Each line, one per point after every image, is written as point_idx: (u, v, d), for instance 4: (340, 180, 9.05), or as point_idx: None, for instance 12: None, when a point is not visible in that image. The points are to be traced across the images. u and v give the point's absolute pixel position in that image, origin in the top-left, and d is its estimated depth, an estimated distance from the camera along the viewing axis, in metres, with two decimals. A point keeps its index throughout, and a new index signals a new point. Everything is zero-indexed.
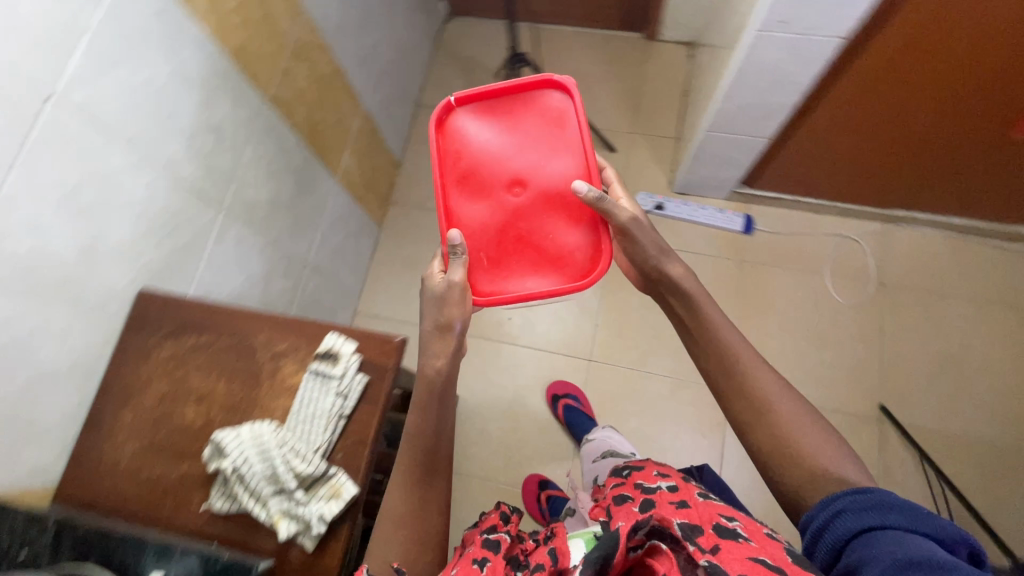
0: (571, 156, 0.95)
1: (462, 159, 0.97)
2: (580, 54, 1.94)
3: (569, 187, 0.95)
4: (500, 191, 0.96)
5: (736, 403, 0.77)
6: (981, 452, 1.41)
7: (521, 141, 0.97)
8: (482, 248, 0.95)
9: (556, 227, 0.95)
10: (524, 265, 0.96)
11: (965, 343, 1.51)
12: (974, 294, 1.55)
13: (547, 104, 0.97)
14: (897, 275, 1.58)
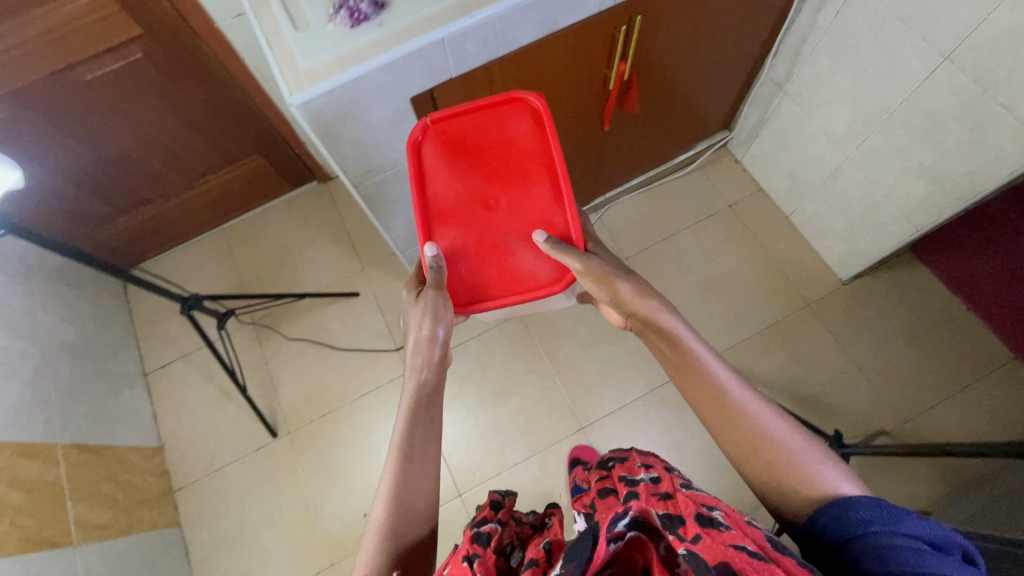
0: (541, 181, 0.98)
1: (434, 178, 0.96)
2: (274, 226, 1.91)
3: (539, 212, 0.99)
4: (475, 210, 0.98)
5: (722, 430, 0.77)
6: (773, 334, 1.63)
7: (499, 158, 0.97)
8: (463, 259, 0.99)
9: (524, 244, 1.00)
10: (499, 279, 1.01)
11: (707, 262, 1.74)
12: (688, 222, 1.79)
13: (527, 126, 0.95)
14: (630, 239, 1.78)
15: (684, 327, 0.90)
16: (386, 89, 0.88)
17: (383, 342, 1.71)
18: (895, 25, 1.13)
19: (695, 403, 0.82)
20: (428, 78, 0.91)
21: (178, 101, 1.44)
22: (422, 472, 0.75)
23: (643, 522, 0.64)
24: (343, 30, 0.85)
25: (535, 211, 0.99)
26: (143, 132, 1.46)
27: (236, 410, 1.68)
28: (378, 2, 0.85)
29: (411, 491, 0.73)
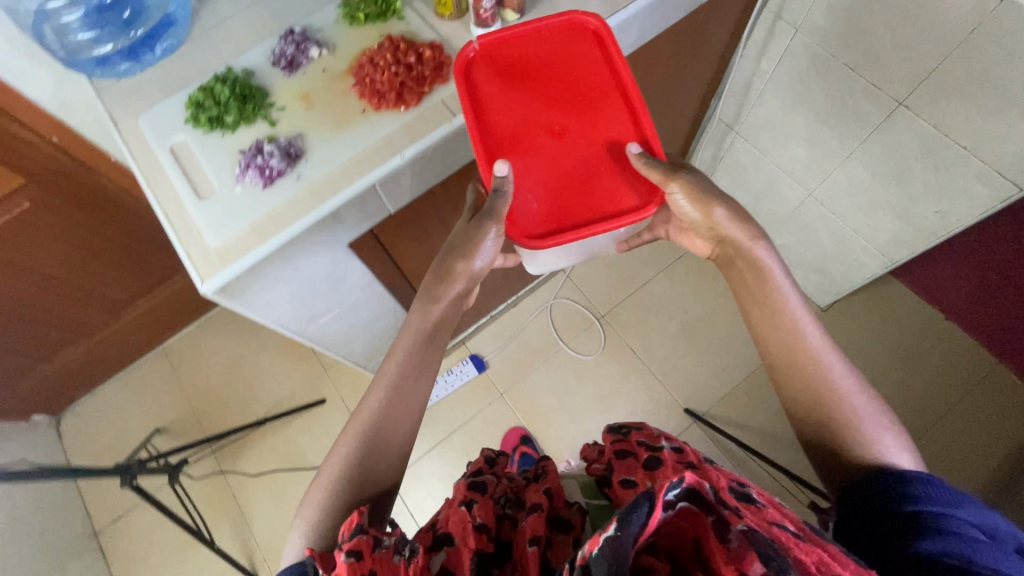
0: (614, 98, 0.79)
1: (488, 100, 0.77)
2: (218, 338, 1.74)
3: (614, 133, 0.78)
4: (540, 132, 0.78)
5: (808, 369, 0.67)
6: (761, 373, 1.59)
7: (562, 78, 0.79)
8: (531, 190, 0.77)
9: (600, 169, 0.78)
10: (577, 210, 0.78)
11: (684, 306, 1.68)
12: (659, 267, 1.72)
13: (590, 47, 0.79)
14: (600, 294, 1.71)
15: (782, 268, 0.74)
16: (318, 245, 0.77)
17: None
18: (841, 70, 1.09)
19: (769, 349, 0.71)
20: (363, 222, 0.79)
21: (81, 239, 1.27)
22: (406, 404, 0.67)
23: (696, 496, 0.48)
24: (255, 190, 0.73)
25: (608, 132, 0.79)
26: (49, 277, 1.29)
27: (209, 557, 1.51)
28: (291, 153, 0.74)
29: (389, 425, 0.65)
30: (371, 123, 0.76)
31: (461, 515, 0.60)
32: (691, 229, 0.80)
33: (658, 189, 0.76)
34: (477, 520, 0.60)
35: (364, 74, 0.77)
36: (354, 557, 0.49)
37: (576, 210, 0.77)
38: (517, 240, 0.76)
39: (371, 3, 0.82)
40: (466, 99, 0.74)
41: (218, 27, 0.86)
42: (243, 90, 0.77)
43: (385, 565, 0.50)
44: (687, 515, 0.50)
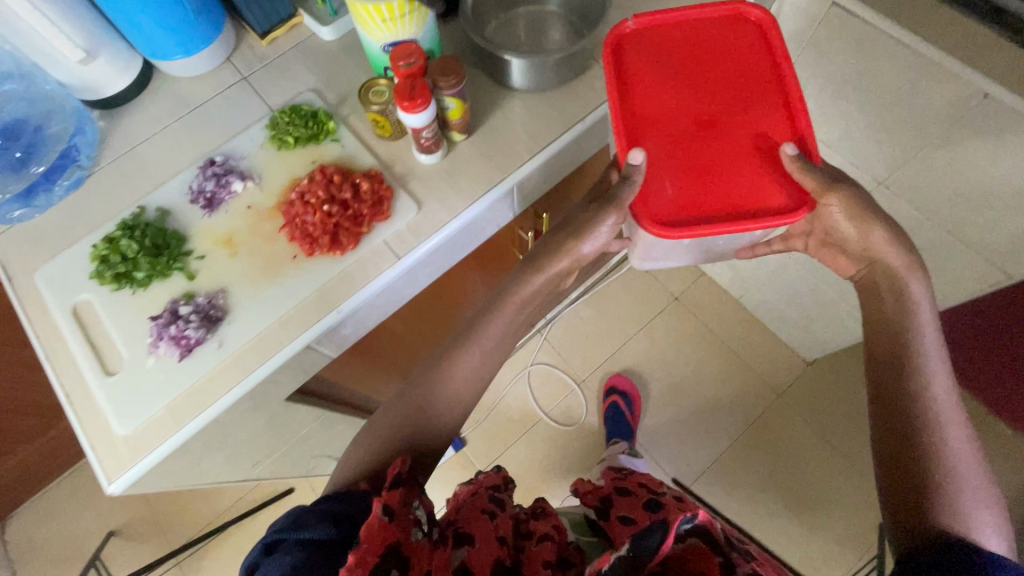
0: (769, 96, 0.70)
1: (632, 83, 0.72)
2: None
3: (763, 129, 0.69)
4: (684, 120, 0.70)
5: (917, 408, 0.59)
6: (750, 433, 1.54)
7: (714, 70, 0.72)
8: (666, 175, 0.68)
9: (744, 165, 0.68)
10: (714, 203, 0.67)
11: (668, 365, 1.62)
12: (640, 324, 1.65)
13: (745, 43, 0.72)
14: (580, 356, 1.64)
15: (929, 305, 0.63)
16: (249, 412, 0.68)
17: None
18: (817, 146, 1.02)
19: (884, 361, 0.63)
20: (303, 375, 0.71)
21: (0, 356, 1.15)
22: (473, 378, 0.66)
23: (705, 535, 0.62)
24: (171, 363, 0.63)
25: (757, 127, 0.69)
26: None
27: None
28: (211, 315, 0.65)
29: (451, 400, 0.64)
30: (304, 272, 0.67)
31: (486, 523, 0.62)
32: (843, 242, 0.69)
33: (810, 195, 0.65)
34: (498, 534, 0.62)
35: (294, 215, 0.68)
36: (386, 515, 0.51)
37: (714, 201, 0.67)
38: (643, 224, 0.66)
39: (301, 126, 0.73)
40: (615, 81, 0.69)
41: (131, 154, 0.76)
42: (154, 239, 0.68)
43: (408, 536, 0.51)
44: (692, 551, 0.62)
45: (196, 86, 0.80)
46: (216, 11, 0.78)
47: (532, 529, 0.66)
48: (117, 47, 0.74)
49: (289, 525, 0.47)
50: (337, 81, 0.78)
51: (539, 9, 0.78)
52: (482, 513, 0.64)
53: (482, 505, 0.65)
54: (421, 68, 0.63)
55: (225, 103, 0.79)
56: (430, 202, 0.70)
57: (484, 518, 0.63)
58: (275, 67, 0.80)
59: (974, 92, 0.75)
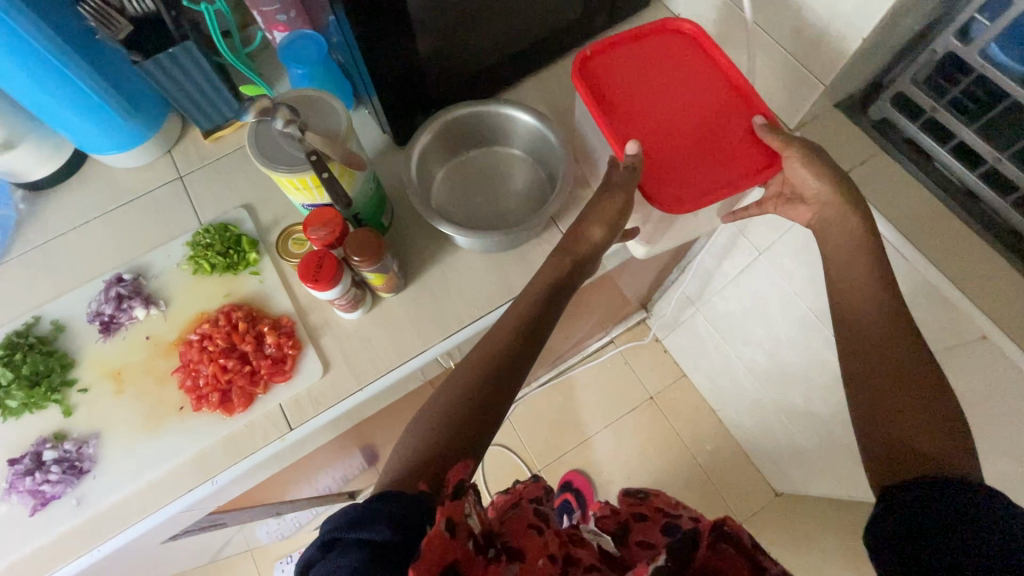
0: (729, 93, 0.65)
1: (601, 91, 0.65)
2: None
3: (726, 110, 0.64)
4: (656, 120, 0.64)
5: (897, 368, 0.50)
6: None
7: (668, 76, 0.66)
8: (655, 162, 0.62)
9: (719, 141, 0.63)
10: (707, 173, 0.61)
11: (630, 467, 1.50)
12: (608, 418, 1.55)
13: (689, 52, 0.67)
14: (541, 440, 1.54)
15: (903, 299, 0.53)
16: (107, 566, 0.62)
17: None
18: (808, 311, 0.93)
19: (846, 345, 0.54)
20: (175, 528, 0.65)
21: None
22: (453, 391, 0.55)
23: (730, 538, 0.54)
24: (22, 516, 0.58)
25: (721, 110, 0.64)
26: None
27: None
28: (76, 465, 0.59)
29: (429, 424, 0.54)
30: (186, 429, 0.61)
31: (535, 540, 0.50)
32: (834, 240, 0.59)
33: (780, 155, 0.60)
34: (549, 552, 0.49)
35: (189, 361, 0.62)
36: (447, 529, 0.40)
37: (705, 176, 0.61)
38: (655, 203, 0.60)
39: (220, 252, 0.67)
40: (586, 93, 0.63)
41: (44, 248, 0.71)
42: (35, 365, 0.62)
43: (463, 552, 0.41)
44: (721, 557, 0.52)
45: (128, 179, 0.75)
46: (155, 106, 0.72)
47: (577, 555, 0.52)
48: (42, 135, 0.69)
49: (349, 522, 0.37)
50: (274, 200, 0.72)
51: (501, 156, 0.71)
52: (528, 528, 0.51)
53: (527, 521, 0.52)
54: (335, 239, 0.56)
55: (153, 205, 0.73)
56: (340, 365, 0.64)
57: (533, 534, 0.51)
58: (214, 170, 0.75)
59: (973, 329, 0.65)
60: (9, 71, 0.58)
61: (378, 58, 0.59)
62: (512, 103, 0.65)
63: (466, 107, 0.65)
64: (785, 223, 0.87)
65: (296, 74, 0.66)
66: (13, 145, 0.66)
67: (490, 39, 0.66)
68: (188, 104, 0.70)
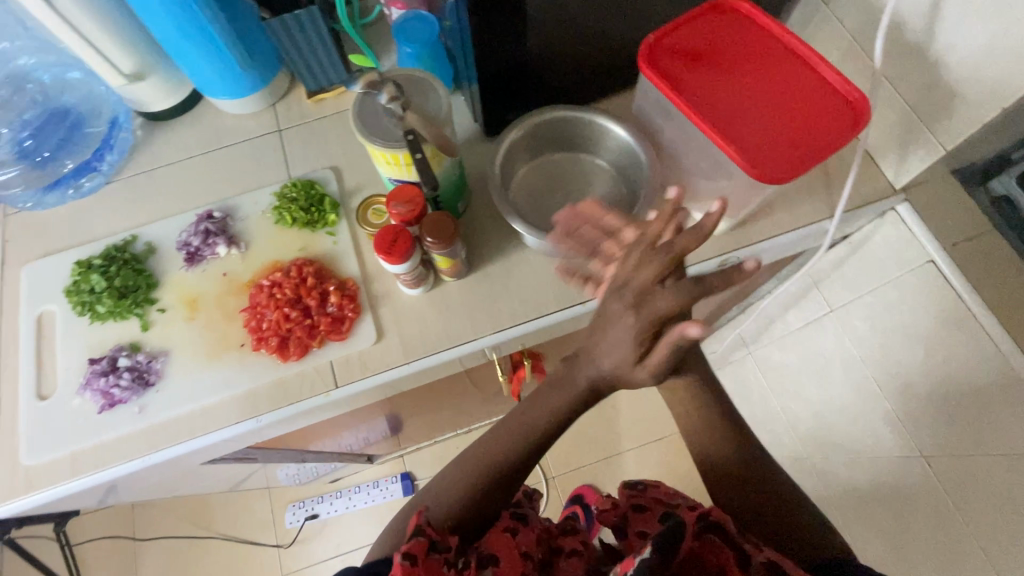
0: (799, 66, 0.57)
1: (671, 73, 0.58)
2: None
3: (798, 86, 0.57)
4: (730, 99, 0.57)
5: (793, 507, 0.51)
6: None
7: (732, 56, 0.59)
8: (739, 137, 0.55)
9: (800, 113, 0.55)
10: (796, 145, 0.54)
11: None
12: (633, 442, 1.52)
13: (745, 32, 0.59)
14: (561, 449, 1.53)
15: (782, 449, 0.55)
16: (151, 474, 0.67)
17: (262, 535, 1.42)
18: (869, 382, 0.87)
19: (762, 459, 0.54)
20: (215, 454, 0.69)
21: None
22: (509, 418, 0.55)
23: (716, 528, 0.52)
24: (91, 412, 0.64)
25: (794, 87, 0.57)
26: None
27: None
28: (144, 378, 0.64)
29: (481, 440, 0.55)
30: (243, 365, 0.65)
31: (506, 540, 0.53)
32: None
33: (869, 112, 0.53)
34: (522, 551, 0.53)
35: (256, 303, 0.66)
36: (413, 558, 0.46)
37: (795, 146, 0.54)
38: (756, 177, 0.52)
39: (303, 208, 0.71)
40: (648, 68, 0.57)
41: (150, 174, 0.77)
42: (125, 280, 0.68)
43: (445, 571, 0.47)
44: (704, 548, 0.51)
45: (234, 124, 0.80)
46: (270, 62, 0.76)
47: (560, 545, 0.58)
48: (168, 73, 0.75)
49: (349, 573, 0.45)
50: (361, 168, 0.75)
51: (584, 165, 0.70)
52: (502, 530, 0.54)
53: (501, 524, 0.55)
54: (413, 217, 0.58)
55: (251, 152, 0.78)
56: (391, 337, 0.66)
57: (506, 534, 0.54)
58: (311, 130, 0.78)
59: None
60: (153, 6, 0.63)
61: (486, 48, 0.60)
62: (607, 115, 0.65)
63: (558, 111, 0.65)
64: (866, 284, 0.82)
65: (403, 52, 0.68)
66: (141, 78, 0.72)
67: (598, 46, 0.66)
68: (302, 66, 0.74)
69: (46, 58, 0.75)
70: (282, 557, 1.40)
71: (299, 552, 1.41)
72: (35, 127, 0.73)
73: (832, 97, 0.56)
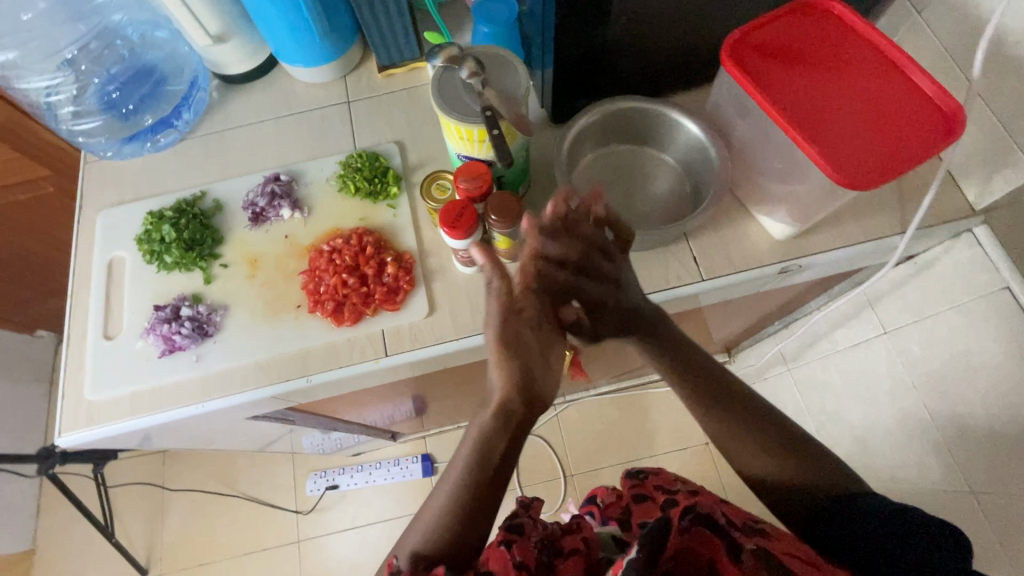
0: (888, 70, 0.56)
1: (755, 72, 0.57)
2: None
3: (887, 90, 0.55)
4: (815, 101, 0.55)
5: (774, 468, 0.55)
6: None
7: (819, 57, 0.57)
8: (824, 139, 0.53)
9: (889, 117, 0.54)
10: (884, 149, 0.52)
11: None
12: (655, 449, 1.50)
13: (834, 32, 0.58)
14: (582, 448, 1.52)
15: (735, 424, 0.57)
16: (200, 423, 0.70)
17: (282, 499, 1.45)
18: (920, 409, 0.84)
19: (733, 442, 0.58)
20: (261, 410, 0.71)
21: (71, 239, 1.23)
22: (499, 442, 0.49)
23: (705, 517, 0.48)
24: (153, 356, 0.66)
25: (883, 91, 0.55)
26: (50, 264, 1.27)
27: (91, 539, 1.40)
28: (203, 328, 0.67)
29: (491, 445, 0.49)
30: (299, 325, 0.67)
31: (499, 552, 0.45)
32: None
33: (965, 120, 0.51)
34: (520, 563, 0.44)
35: (316, 267, 0.68)
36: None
37: (882, 150, 0.52)
38: (839, 180, 0.51)
39: (367, 178, 0.72)
40: (733, 67, 0.56)
41: (222, 134, 0.79)
42: (194, 232, 0.70)
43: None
44: (696, 539, 0.47)
45: (305, 93, 0.82)
46: (346, 34, 0.78)
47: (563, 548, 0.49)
48: (250, 37, 0.77)
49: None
50: (426, 146, 0.76)
51: (648, 160, 0.69)
52: (496, 543, 0.46)
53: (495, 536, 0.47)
54: (479, 195, 0.59)
55: (320, 121, 0.79)
56: (442, 312, 0.67)
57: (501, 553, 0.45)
58: (379, 103, 0.80)
59: None
60: None
61: (569, 33, 0.60)
62: (680, 110, 0.64)
63: (630, 103, 0.64)
64: (928, 307, 0.79)
65: (480, 31, 0.69)
66: (224, 40, 0.74)
67: (678, 39, 0.65)
68: (378, 40, 0.75)
69: (132, 14, 0.74)
70: (299, 523, 1.43)
71: (316, 519, 1.44)
72: (119, 82, 0.74)
73: (923, 103, 0.54)
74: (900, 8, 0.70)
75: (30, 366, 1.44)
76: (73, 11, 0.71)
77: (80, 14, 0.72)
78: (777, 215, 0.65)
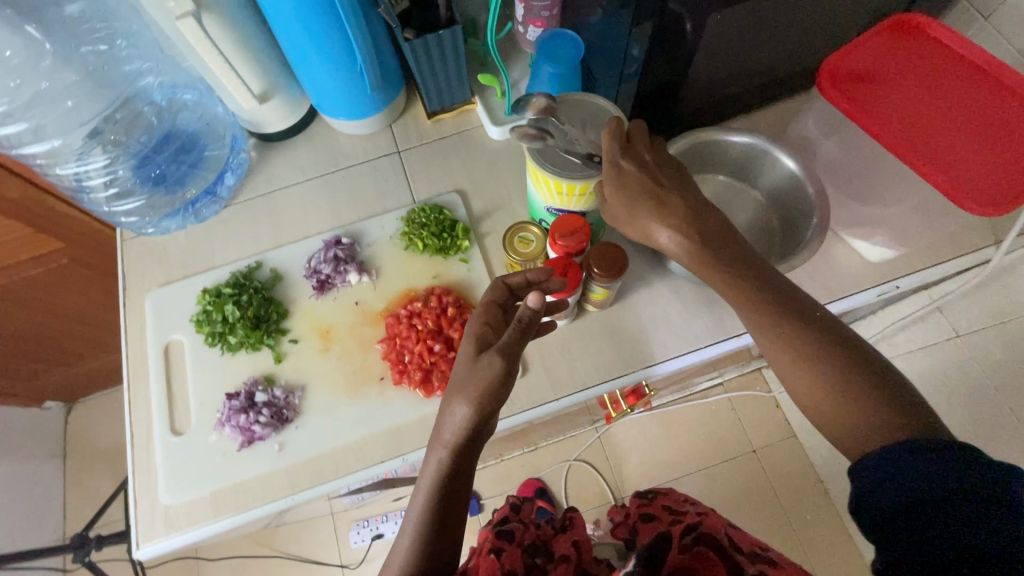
0: (991, 86, 0.54)
1: (857, 100, 0.55)
2: None
3: (994, 108, 0.53)
4: (922, 127, 0.54)
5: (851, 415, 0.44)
6: None
7: (916, 80, 0.56)
8: (939, 164, 0.52)
9: (1001, 137, 0.52)
10: (1000, 171, 0.51)
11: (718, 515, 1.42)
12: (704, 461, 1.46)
13: (928, 52, 0.56)
14: (629, 466, 1.48)
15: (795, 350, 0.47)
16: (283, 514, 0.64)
17: (326, 554, 1.39)
18: (1007, 409, 0.81)
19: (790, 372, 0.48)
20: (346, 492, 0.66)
21: (85, 309, 1.16)
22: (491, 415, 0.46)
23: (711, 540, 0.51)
24: (231, 449, 0.61)
25: (991, 110, 0.53)
26: (65, 335, 1.19)
27: None
28: (282, 414, 0.62)
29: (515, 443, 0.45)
30: (385, 400, 0.62)
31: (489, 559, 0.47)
32: None
33: None
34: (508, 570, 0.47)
35: (396, 335, 0.63)
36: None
37: (1000, 172, 0.51)
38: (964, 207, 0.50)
39: (434, 234, 0.67)
40: (838, 95, 0.54)
41: (267, 198, 0.75)
42: (258, 309, 0.65)
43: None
44: (697, 559, 0.50)
45: (349, 145, 0.78)
46: (394, 81, 0.74)
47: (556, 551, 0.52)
48: (291, 92, 0.73)
49: None
50: (488, 191, 0.73)
51: (731, 192, 0.67)
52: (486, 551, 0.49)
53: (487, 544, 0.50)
54: (579, 249, 0.55)
55: (370, 173, 0.75)
56: (536, 371, 0.63)
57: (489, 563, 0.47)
58: (431, 150, 0.76)
59: None
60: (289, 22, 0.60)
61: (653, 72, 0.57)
62: (770, 141, 0.61)
63: (715, 136, 0.62)
64: None
65: (543, 71, 0.65)
66: (267, 99, 0.70)
67: (755, 65, 0.62)
68: (428, 85, 0.71)
69: (166, 77, 0.68)
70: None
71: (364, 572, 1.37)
72: (158, 156, 0.68)
73: None
74: (963, 12, 0.69)
75: (45, 443, 1.35)
76: (103, 84, 0.63)
77: (110, 83, 0.63)
78: (875, 239, 0.63)
